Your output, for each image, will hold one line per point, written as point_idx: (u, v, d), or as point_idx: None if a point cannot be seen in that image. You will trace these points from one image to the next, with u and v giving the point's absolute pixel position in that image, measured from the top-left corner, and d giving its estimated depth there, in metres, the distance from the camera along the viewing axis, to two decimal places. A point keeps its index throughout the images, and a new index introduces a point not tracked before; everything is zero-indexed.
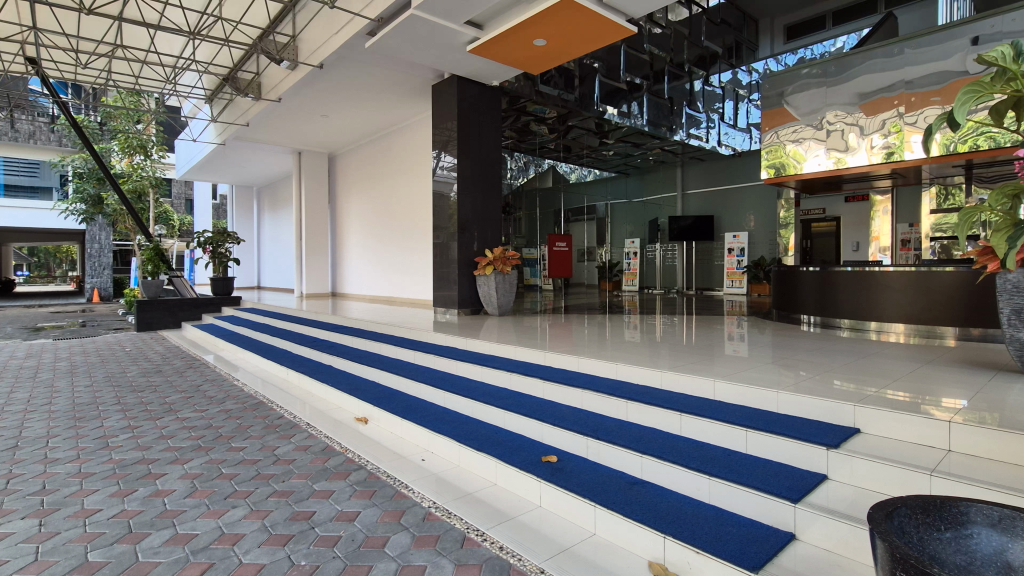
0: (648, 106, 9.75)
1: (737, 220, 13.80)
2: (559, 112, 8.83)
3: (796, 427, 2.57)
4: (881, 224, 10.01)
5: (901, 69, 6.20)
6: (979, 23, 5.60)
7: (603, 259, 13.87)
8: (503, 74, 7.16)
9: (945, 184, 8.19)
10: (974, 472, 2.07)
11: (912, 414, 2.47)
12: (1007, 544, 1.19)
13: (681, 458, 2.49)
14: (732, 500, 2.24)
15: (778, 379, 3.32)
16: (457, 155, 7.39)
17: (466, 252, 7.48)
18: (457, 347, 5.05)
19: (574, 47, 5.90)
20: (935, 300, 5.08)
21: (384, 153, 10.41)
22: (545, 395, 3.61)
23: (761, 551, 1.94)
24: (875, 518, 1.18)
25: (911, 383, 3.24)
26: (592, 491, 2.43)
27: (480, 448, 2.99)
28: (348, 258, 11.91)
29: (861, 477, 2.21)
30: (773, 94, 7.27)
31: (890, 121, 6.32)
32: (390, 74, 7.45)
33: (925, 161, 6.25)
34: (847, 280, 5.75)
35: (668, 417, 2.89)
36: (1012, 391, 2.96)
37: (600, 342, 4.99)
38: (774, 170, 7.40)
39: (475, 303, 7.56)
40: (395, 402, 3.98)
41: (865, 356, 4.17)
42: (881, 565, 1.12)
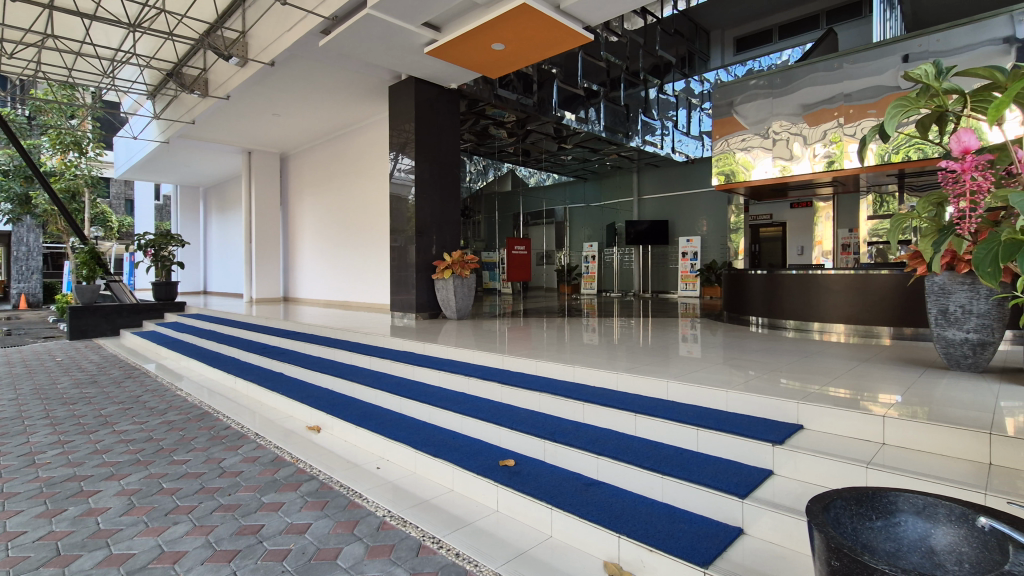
0: (605, 112, 9.97)
1: (690, 224, 14.24)
2: (517, 116, 8.88)
3: (744, 425, 2.66)
4: (824, 229, 10.58)
5: (840, 83, 6.54)
6: (909, 42, 5.96)
7: (561, 263, 14.04)
8: (462, 77, 7.14)
9: (881, 193, 8.77)
10: (906, 464, 2.19)
11: (851, 410, 2.60)
12: (931, 530, 1.26)
13: (634, 458, 2.53)
14: (684, 498, 2.29)
15: (727, 379, 3.43)
16: (415, 157, 7.32)
17: (424, 255, 7.40)
18: (415, 352, 4.99)
19: (532, 52, 5.94)
20: (872, 300, 5.37)
21: (339, 155, 10.19)
22: (503, 398, 3.60)
23: (711, 546, 1.99)
24: (813, 510, 1.23)
25: (850, 380, 3.40)
26: (549, 493, 2.44)
27: (437, 454, 2.96)
28: (301, 262, 11.59)
29: (804, 472, 2.30)
30: (722, 104, 7.55)
31: (831, 131, 6.66)
32: (346, 74, 7.32)
33: (862, 169, 6.64)
34: (792, 283, 6.02)
35: (624, 418, 2.94)
36: (940, 386, 3.17)
37: (558, 345, 5.03)
38: (724, 177, 7.71)
39: (433, 307, 7.48)
40: (350, 410, 3.89)
41: (808, 356, 4.36)
42: (818, 557, 1.17)
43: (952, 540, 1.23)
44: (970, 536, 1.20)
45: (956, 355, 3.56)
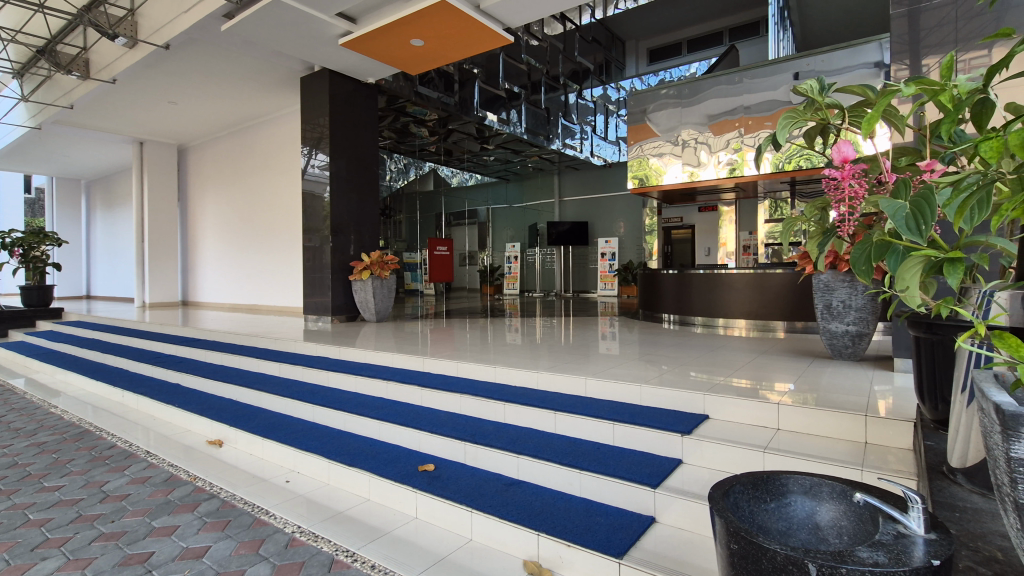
0: (526, 115, 10.13)
1: (608, 225, 14.80)
2: (439, 115, 8.78)
3: (657, 417, 2.78)
4: (728, 232, 11.46)
5: (740, 96, 7.06)
6: (798, 61, 6.58)
7: (484, 263, 14.05)
8: (381, 72, 6.93)
9: (776, 199, 9.78)
10: (798, 447, 2.39)
11: (751, 399, 2.80)
12: (816, 508, 1.35)
13: (554, 456, 2.56)
14: (600, 492, 2.34)
15: (642, 374, 3.57)
16: (331, 153, 7.01)
17: (341, 256, 7.12)
18: (330, 356, 4.76)
19: (451, 50, 5.89)
20: (769, 297, 5.84)
21: (246, 148, 9.54)
22: (423, 401, 3.52)
23: (625, 537, 2.06)
24: (714, 497, 1.29)
25: (750, 372, 3.66)
26: (469, 496, 2.40)
27: (352, 463, 2.83)
28: (203, 263, 10.74)
29: (710, 459, 2.44)
30: (637, 111, 7.86)
31: (733, 141, 7.19)
32: (253, 62, 6.85)
33: (759, 176, 7.21)
34: (699, 282, 6.41)
35: (544, 416, 2.97)
36: (825, 374, 3.49)
37: (481, 346, 5.02)
38: (638, 181, 7.98)
39: (350, 309, 7.21)
40: (256, 421, 3.64)
41: (713, 350, 4.65)
42: (719, 542, 1.23)
43: (834, 516, 1.34)
44: (849, 510, 1.32)
45: (838, 346, 3.93)
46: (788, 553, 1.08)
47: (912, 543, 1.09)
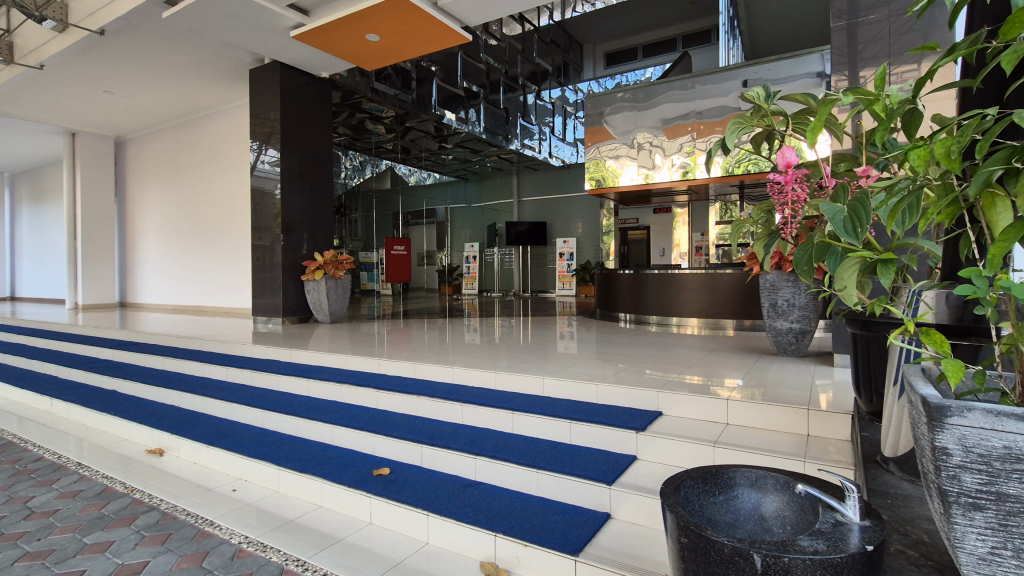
0: (484, 114, 10.11)
1: (567, 226, 14.96)
2: (396, 112, 8.65)
3: (612, 415, 2.82)
4: (681, 233, 11.88)
5: (693, 101, 7.26)
6: (747, 69, 6.81)
7: (442, 263, 13.96)
8: (335, 66, 6.76)
9: (726, 202, 10.53)
10: (745, 440, 2.48)
11: (703, 395, 2.88)
12: (761, 499, 1.40)
13: (511, 455, 2.56)
14: (556, 490, 2.36)
15: (599, 373, 3.62)
16: (282, 149, 6.79)
17: (293, 255, 6.91)
18: (281, 359, 4.60)
19: (408, 47, 5.81)
20: (720, 296, 6.04)
21: (191, 142, 9.10)
22: (378, 404, 3.45)
23: (581, 534, 2.08)
24: (666, 492, 1.32)
25: (702, 369, 3.77)
26: (425, 499, 2.37)
27: (303, 469, 2.74)
28: (143, 262, 10.19)
29: (664, 454, 2.50)
30: (594, 113, 7.98)
31: (686, 144, 7.41)
32: (198, 52, 6.54)
33: (710, 179, 7.45)
34: (654, 282, 6.56)
35: (501, 416, 2.96)
36: (771, 370, 3.64)
37: (440, 346, 4.98)
38: (595, 182, 8.16)
39: (303, 310, 6.99)
40: (200, 428, 3.47)
41: (667, 348, 4.77)
42: (670, 536, 1.25)
43: (778, 507, 1.39)
44: (792, 501, 1.37)
45: (783, 342, 4.12)
46: (734, 544, 1.11)
47: (848, 530, 1.15)
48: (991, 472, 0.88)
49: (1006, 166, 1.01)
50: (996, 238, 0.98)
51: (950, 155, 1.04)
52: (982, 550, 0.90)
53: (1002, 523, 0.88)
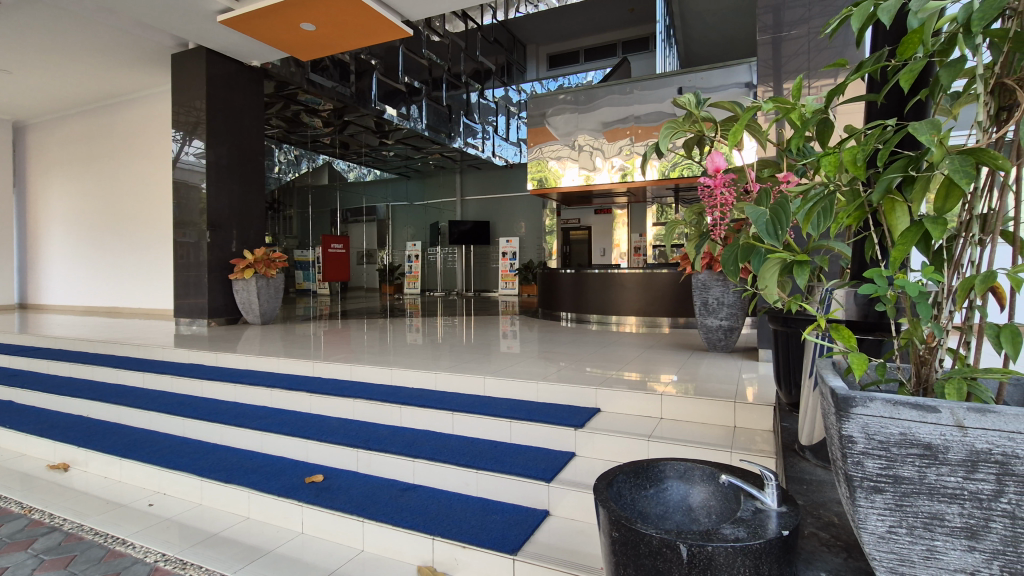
0: (427, 111, 9.97)
1: (509, 225, 15.05)
2: (334, 106, 8.38)
3: (551, 413, 2.85)
4: (621, 233, 12.24)
5: (631, 106, 7.48)
6: (681, 76, 7.06)
7: (383, 262, 13.68)
8: (267, 55, 6.45)
9: (662, 204, 10.92)
10: (677, 433, 2.58)
11: (638, 391, 2.96)
12: (689, 491, 1.45)
13: (451, 456, 2.53)
14: (496, 490, 2.35)
15: (540, 371, 3.65)
16: (209, 140, 6.39)
17: (221, 253, 6.54)
18: (206, 363, 4.34)
19: (346, 38, 5.64)
20: (657, 294, 6.25)
21: (104, 130, 8.40)
22: (312, 408, 3.32)
23: (520, 532, 2.08)
24: (599, 488, 1.34)
25: (638, 366, 3.88)
26: (360, 505, 2.30)
27: (229, 479, 2.59)
28: (48, 260, 9.32)
29: (601, 450, 2.54)
30: (536, 114, 8.05)
31: (625, 148, 7.62)
32: (112, 32, 6.06)
33: (647, 181, 7.71)
34: (594, 281, 6.71)
35: (441, 417, 2.92)
36: (702, 366, 3.80)
37: (380, 346, 4.87)
38: (537, 182, 8.23)
39: (231, 312, 6.64)
40: (113, 439, 3.21)
41: (606, 346, 4.88)
42: (603, 531, 1.27)
43: (705, 497, 1.43)
44: (716, 491, 1.43)
45: (713, 338, 4.31)
46: (662, 536, 1.14)
47: (767, 516, 1.22)
48: (890, 457, 0.95)
49: (904, 175, 1.10)
50: (896, 242, 1.08)
51: (858, 164, 1.12)
52: (881, 529, 0.97)
53: (899, 503, 0.95)
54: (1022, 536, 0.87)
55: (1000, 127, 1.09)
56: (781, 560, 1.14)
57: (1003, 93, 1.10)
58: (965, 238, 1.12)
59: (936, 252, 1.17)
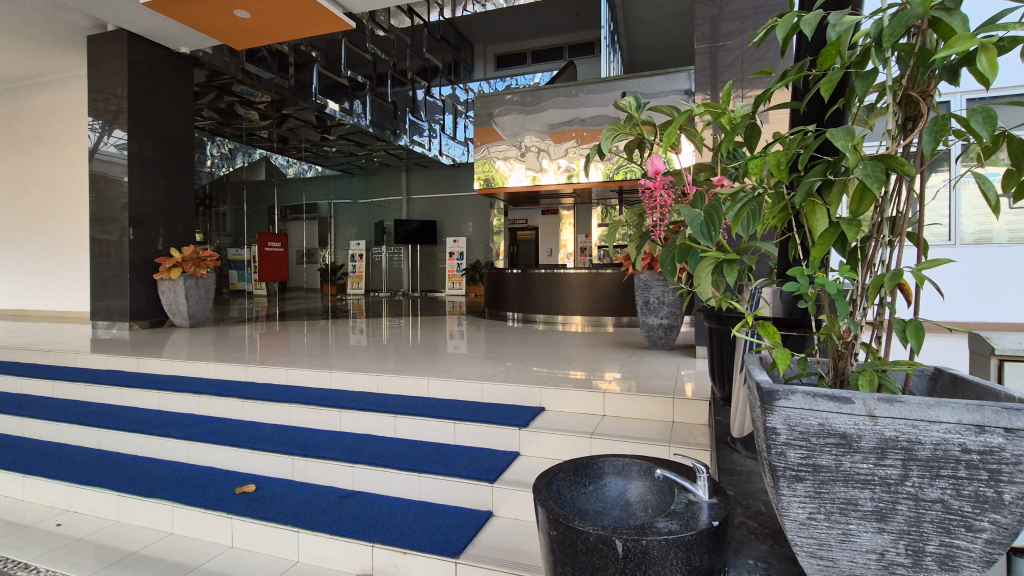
0: (371, 107, 9.73)
1: (457, 225, 14.95)
2: (271, 98, 8.02)
3: (496, 413, 2.84)
4: (568, 234, 12.42)
5: (577, 109, 7.58)
6: (624, 81, 7.23)
7: (324, 261, 13.40)
8: (198, 42, 6.11)
9: (607, 206, 11.16)
10: (619, 430, 2.63)
11: (582, 390, 3.00)
12: (626, 486, 1.47)
13: (392, 460, 2.46)
14: (439, 493, 2.32)
15: (486, 371, 3.63)
16: (131, 130, 5.96)
17: (145, 251, 6.13)
18: (127, 369, 4.04)
19: (284, 27, 5.42)
20: (601, 294, 6.38)
21: (10, 115, 7.68)
22: (244, 415, 3.15)
23: (462, 535, 2.06)
24: (539, 487, 1.33)
25: (582, 364, 3.95)
26: (295, 515, 2.20)
27: (150, 493, 2.42)
28: None
29: (544, 448, 2.56)
30: (483, 113, 8.05)
31: (571, 149, 7.72)
32: (18, 9, 5.55)
33: (592, 183, 7.86)
34: (541, 281, 6.76)
35: (383, 421, 2.84)
36: (643, 363, 3.90)
37: (321, 349, 4.70)
38: (484, 181, 8.23)
39: (157, 314, 6.24)
40: (15, 454, 2.93)
41: (551, 345, 4.93)
42: (541, 531, 1.26)
43: (642, 492, 1.46)
44: (652, 485, 1.45)
45: (655, 336, 4.43)
46: (599, 532, 1.15)
47: (699, 508, 1.25)
48: (810, 447, 0.99)
49: (824, 179, 1.15)
50: (816, 242, 1.14)
51: (781, 167, 1.17)
52: (802, 516, 1.02)
53: (818, 490, 1.00)
54: (924, 516, 0.93)
55: (907, 136, 1.17)
56: (712, 551, 1.18)
57: (909, 104, 1.18)
58: (876, 240, 1.20)
59: (851, 252, 1.25)
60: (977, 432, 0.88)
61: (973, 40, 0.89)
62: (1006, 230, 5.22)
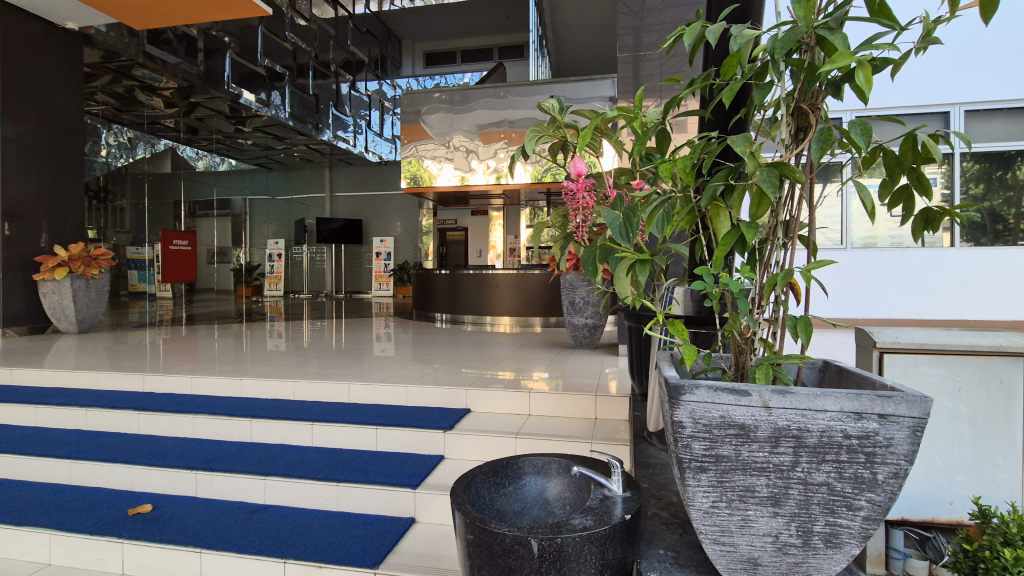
0: (291, 98, 9.24)
1: (385, 224, 14.58)
2: (178, 84, 7.42)
3: (420, 416, 2.78)
4: (498, 235, 12.47)
5: (506, 111, 7.63)
6: (551, 86, 7.36)
7: (238, 262, 12.95)
8: (88, 18, 5.55)
9: (536, 208, 11.31)
10: (543, 429, 2.66)
11: (507, 391, 3.00)
12: (545, 485, 1.48)
13: (308, 471, 2.35)
14: (358, 501, 2.23)
15: (411, 374, 3.55)
16: (4, 111, 5.29)
17: (22, 248, 5.48)
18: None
19: (189, 8, 5.05)
20: (529, 295, 6.45)
21: None
22: (140, 429, 2.89)
23: (383, 544, 2.00)
24: (457, 491, 1.31)
25: (509, 365, 3.97)
26: (197, 535, 2.03)
27: (23, 522, 2.15)
28: None
29: (468, 450, 2.53)
30: (411, 111, 7.90)
31: (500, 151, 7.74)
32: None
33: (520, 184, 7.94)
34: (469, 282, 6.73)
35: (299, 429, 2.70)
36: (568, 362, 3.98)
37: (234, 354, 4.41)
38: (411, 180, 8.10)
39: (38, 319, 5.58)
40: None
41: (478, 346, 4.92)
42: (458, 536, 1.23)
43: (560, 490, 1.47)
44: (570, 482, 1.47)
45: (580, 336, 4.54)
46: (515, 533, 1.14)
47: (614, 502, 1.28)
48: (713, 438, 1.03)
49: (726, 184, 1.21)
50: (719, 244, 1.19)
51: (688, 171, 1.22)
52: (706, 505, 1.06)
53: (720, 480, 1.04)
54: (812, 498, 1.00)
55: (798, 145, 1.26)
56: (625, 544, 1.21)
57: (800, 115, 1.27)
58: (773, 242, 1.27)
59: (751, 253, 1.32)
60: (856, 419, 0.96)
61: (852, 57, 0.97)
62: (888, 237, 5.82)
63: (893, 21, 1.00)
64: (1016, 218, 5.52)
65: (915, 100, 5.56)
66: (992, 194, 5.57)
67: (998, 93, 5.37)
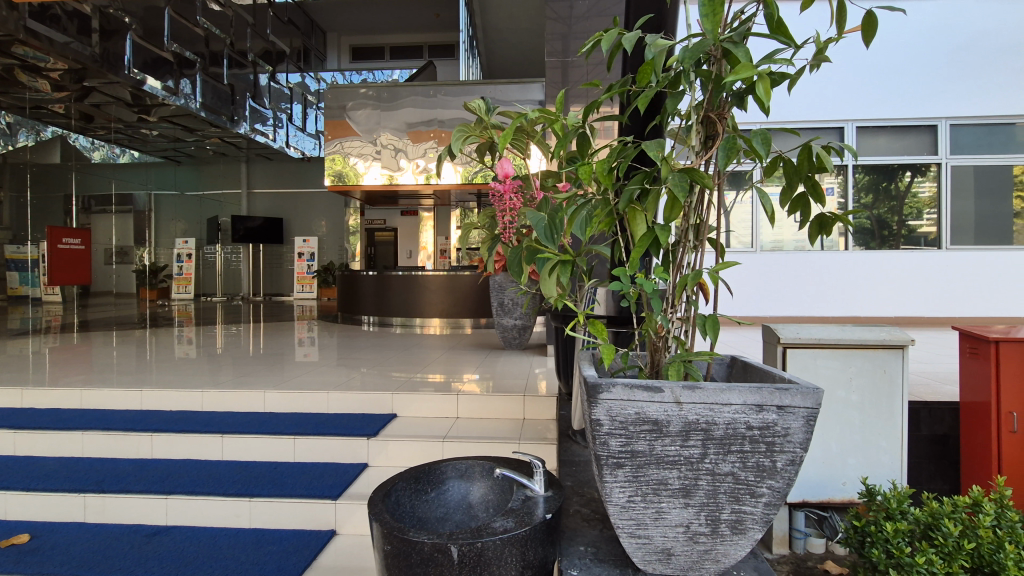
0: (203, 88, 8.63)
1: (309, 224, 13.98)
2: (68, 65, 6.69)
3: (343, 424, 2.67)
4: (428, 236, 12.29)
5: (436, 110, 7.53)
6: (481, 87, 7.37)
7: (142, 263, 12.08)
8: None
9: (467, 209, 11.25)
10: (470, 431, 2.64)
11: (434, 394, 2.96)
12: (468, 489, 1.45)
13: (217, 487, 2.19)
14: (273, 516, 2.10)
15: (334, 379, 3.41)
16: None
17: None
18: None
19: None
20: (459, 296, 6.41)
21: None
22: (18, 450, 2.58)
23: (300, 559, 1.90)
24: (375, 500, 1.26)
25: (438, 367, 3.90)
26: (84, 565, 1.83)
27: None
28: None
29: (393, 456, 2.47)
30: (335, 106, 7.62)
31: (430, 150, 7.59)
32: None
33: (450, 184, 7.87)
34: (397, 283, 6.57)
35: (208, 442, 2.52)
36: (497, 364, 3.98)
37: (134, 363, 4.04)
38: (336, 177, 7.81)
39: None
40: None
41: (406, 349, 4.81)
42: (375, 548, 1.18)
43: (483, 493, 1.45)
44: (493, 485, 1.46)
45: (509, 337, 4.57)
46: (434, 541, 1.11)
47: (535, 502, 1.28)
48: (628, 435, 1.06)
49: (642, 187, 1.24)
50: (635, 246, 1.21)
51: (606, 174, 1.23)
52: (622, 500, 1.09)
53: (636, 475, 1.07)
54: (719, 487, 1.05)
55: (707, 152, 1.31)
56: (546, 543, 1.21)
57: (709, 124, 1.32)
58: (685, 244, 1.32)
59: (665, 255, 1.36)
60: (757, 410, 1.01)
61: (752, 70, 1.02)
62: (793, 241, 6.28)
63: (789, 38, 1.06)
64: (898, 225, 6.12)
65: (811, 115, 6.09)
66: (878, 203, 6.14)
67: (881, 111, 5.97)
